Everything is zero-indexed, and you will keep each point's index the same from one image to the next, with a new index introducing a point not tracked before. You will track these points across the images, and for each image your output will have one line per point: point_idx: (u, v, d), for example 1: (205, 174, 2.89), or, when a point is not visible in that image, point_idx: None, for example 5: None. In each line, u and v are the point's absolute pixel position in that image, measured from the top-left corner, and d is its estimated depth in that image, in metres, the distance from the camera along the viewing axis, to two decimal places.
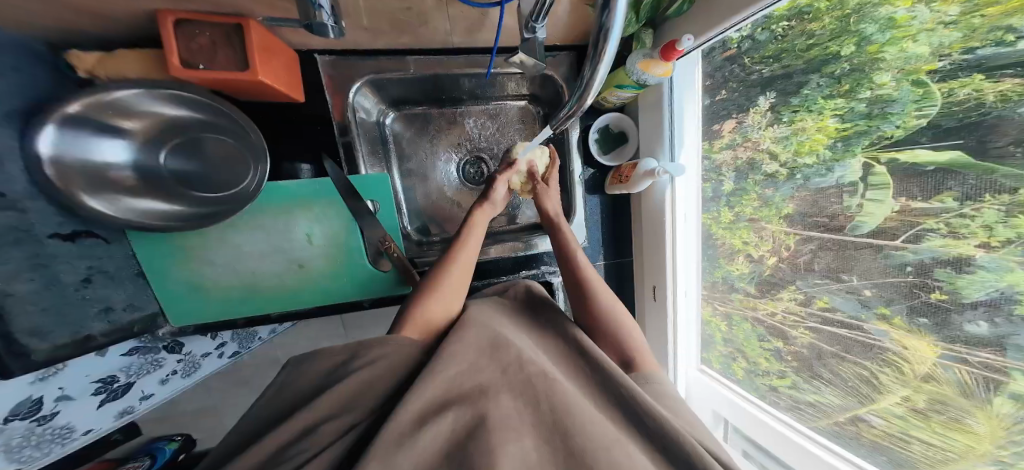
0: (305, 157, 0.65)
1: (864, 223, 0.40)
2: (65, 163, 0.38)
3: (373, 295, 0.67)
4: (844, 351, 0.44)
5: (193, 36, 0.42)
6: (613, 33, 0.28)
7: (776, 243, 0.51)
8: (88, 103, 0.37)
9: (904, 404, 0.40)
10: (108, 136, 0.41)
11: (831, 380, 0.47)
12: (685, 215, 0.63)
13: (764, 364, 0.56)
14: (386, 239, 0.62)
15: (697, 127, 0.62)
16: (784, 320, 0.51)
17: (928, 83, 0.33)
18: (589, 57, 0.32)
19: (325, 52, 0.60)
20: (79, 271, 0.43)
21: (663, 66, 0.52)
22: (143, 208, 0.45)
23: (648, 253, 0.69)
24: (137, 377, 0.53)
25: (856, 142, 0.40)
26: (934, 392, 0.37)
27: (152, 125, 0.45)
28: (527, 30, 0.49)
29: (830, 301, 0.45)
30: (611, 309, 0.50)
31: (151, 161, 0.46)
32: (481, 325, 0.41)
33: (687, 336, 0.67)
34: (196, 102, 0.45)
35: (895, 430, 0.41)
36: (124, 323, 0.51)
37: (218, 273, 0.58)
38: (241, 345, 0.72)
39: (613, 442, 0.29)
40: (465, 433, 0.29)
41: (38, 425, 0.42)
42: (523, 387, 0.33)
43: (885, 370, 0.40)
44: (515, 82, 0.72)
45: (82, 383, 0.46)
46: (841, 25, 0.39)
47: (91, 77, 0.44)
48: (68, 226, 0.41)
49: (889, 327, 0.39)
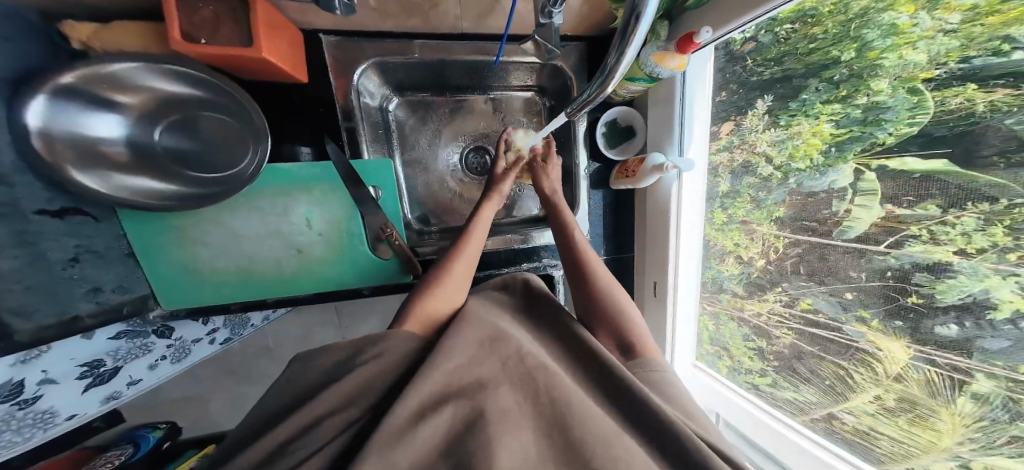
0: (305, 139, 0.65)
1: (852, 227, 0.40)
2: (52, 134, 0.37)
3: (372, 283, 0.68)
4: (823, 351, 0.46)
5: (195, 9, 0.44)
6: (647, 15, 0.28)
7: (765, 246, 0.52)
8: (82, 75, 0.38)
9: (876, 403, 0.41)
10: (103, 110, 0.42)
11: (809, 379, 0.48)
12: (692, 214, 0.62)
13: (747, 362, 0.57)
14: (386, 226, 0.64)
15: (707, 123, 0.60)
16: (769, 321, 0.53)
17: (923, 91, 0.33)
18: (616, 42, 0.32)
19: (330, 32, 0.59)
20: (66, 250, 0.43)
21: (678, 58, 0.51)
22: (134, 186, 0.45)
23: (649, 250, 0.69)
24: (125, 362, 0.54)
25: (848, 148, 0.40)
26: (903, 392, 0.38)
27: (147, 101, 0.46)
28: (544, 15, 0.52)
29: (812, 303, 0.46)
30: (611, 300, 0.51)
31: (145, 137, 0.46)
32: (480, 319, 0.42)
33: (687, 332, 0.66)
34: (195, 79, 0.46)
35: (864, 426, 0.43)
36: (113, 305, 0.51)
37: (215, 256, 0.59)
38: (233, 332, 0.73)
39: (613, 436, 0.30)
40: (465, 426, 0.30)
41: (19, 408, 0.41)
42: (523, 382, 0.34)
43: (860, 369, 0.42)
44: (523, 72, 0.71)
45: (66, 367, 0.45)
46: (843, 30, 0.39)
47: (86, 48, 0.44)
48: (56, 203, 0.41)
49: (866, 329, 0.40)
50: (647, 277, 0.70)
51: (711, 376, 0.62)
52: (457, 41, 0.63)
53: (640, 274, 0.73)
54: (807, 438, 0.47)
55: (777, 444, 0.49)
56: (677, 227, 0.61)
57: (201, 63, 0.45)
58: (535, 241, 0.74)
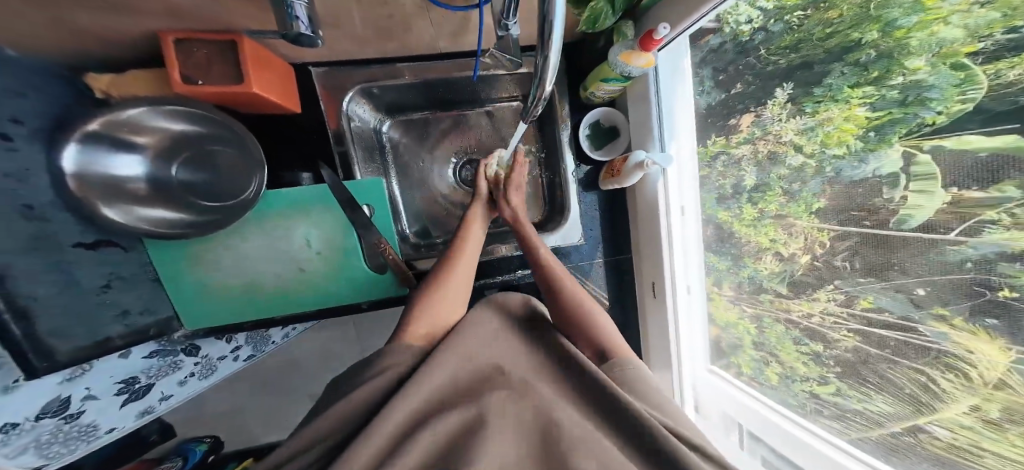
0: (303, 166, 0.65)
1: (911, 217, 0.36)
2: (85, 176, 0.39)
3: (373, 298, 0.65)
4: (894, 355, 0.41)
5: (190, 53, 0.42)
6: (557, 27, 0.27)
7: (809, 241, 0.48)
8: (105, 122, 0.39)
9: (974, 414, 0.34)
10: (125, 151, 0.43)
11: (881, 387, 0.43)
12: (682, 209, 0.68)
13: (802, 369, 0.53)
14: (381, 240, 0.61)
15: (690, 123, 0.66)
16: (823, 322, 0.48)
17: (970, 65, 0.30)
18: (540, 46, 0.30)
19: (319, 64, 0.59)
20: (99, 276, 0.44)
21: (644, 57, 0.52)
22: (152, 216, 0.46)
23: (642, 242, 0.73)
24: (157, 379, 0.55)
25: (889, 131, 0.38)
26: (1009, 401, 0.31)
27: (161, 140, 0.47)
28: (500, 30, 0.44)
29: (875, 302, 0.41)
30: (589, 313, 0.50)
31: (165, 172, 0.48)
32: (467, 336, 0.41)
33: (691, 334, 0.69)
34: (198, 115, 0.45)
35: (964, 442, 0.36)
36: (141, 327, 0.51)
37: (226, 275, 0.59)
38: (256, 348, 0.72)
39: (588, 435, 0.32)
40: (451, 439, 0.31)
41: (65, 423, 0.43)
42: (508, 391, 0.36)
43: (950, 377, 0.36)
44: (507, 84, 0.69)
45: (106, 384, 0.47)
46: (862, 13, 0.37)
47: (107, 96, 0.46)
48: (89, 235, 0.42)
49: (949, 329, 0.35)
50: (647, 278, 0.74)
51: (722, 379, 0.66)
52: (434, 61, 0.62)
53: (640, 273, 0.77)
54: (839, 448, 0.46)
55: (816, 462, 0.47)
56: (670, 237, 0.66)
57: (206, 104, 0.45)
58: None
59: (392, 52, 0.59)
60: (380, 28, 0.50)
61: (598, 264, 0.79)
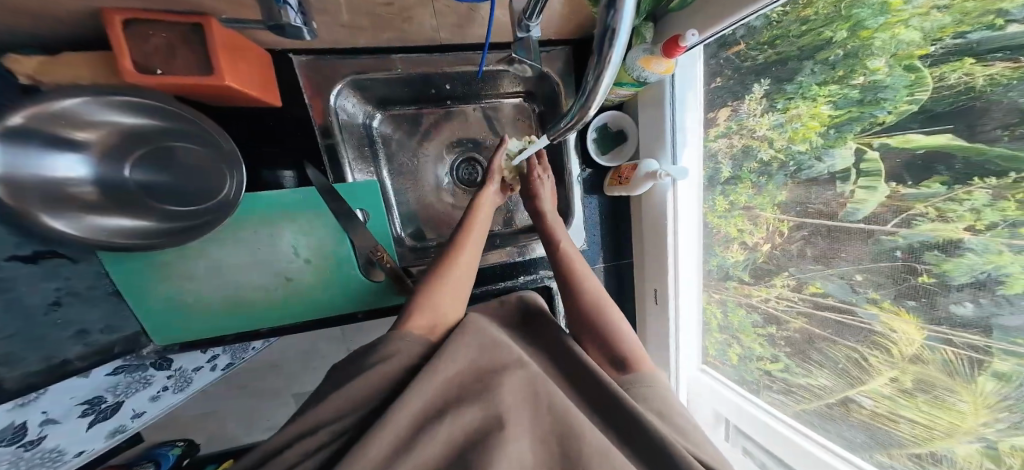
0: (285, 164, 0.63)
1: (858, 209, 0.40)
2: (16, 181, 0.35)
3: (365, 305, 0.67)
4: (834, 335, 0.45)
5: (145, 39, 0.39)
6: (620, 35, 0.25)
7: (770, 231, 0.51)
8: (34, 114, 0.36)
9: (893, 385, 0.40)
10: (65, 151, 0.41)
11: (821, 362, 0.48)
12: (686, 209, 0.63)
13: (758, 349, 0.57)
14: (376, 248, 0.63)
15: (698, 113, 0.60)
16: (777, 306, 0.52)
17: (920, 67, 0.32)
18: (592, 65, 0.29)
19: (301, 52, 0.57)
20: (47, 294, 0.42)
21: (664, 62, 0.51)
22: (109, 226, 0.44)
23: (648, 255, 0.71)
24: (126, 396, 0.54)
25: (848, 129, 0.40)
26: (922, 373, 0.37)
27: (109, 136, 0.45)
28: (521, 29, 0.46)
29: (822, 287, 0.45)
30: (609, 317, 0.50)
31: (114, 175, 0.46)
32: (482, 328, 0.43)
33: (688, 337, 0.68)
34: (147, 106, 0.43)
35: (884, 410, 0.41)
36: (103, 345, 0.51)
37: (201, 287, 0.58)
38: (233, 356, 0.74)
39: (609, 448, 0.31)
40: (470, 431, 0.32)
41: (25, 450, 0.42)
42: (522, 388, 0.36)
43: (875, 353, 0.41)
44: (510, 80, 0.70)
45: (68, 406, 0.46)
46: (834, 11, 0.38)
47: (35, 82, 0.41)
48: (28, 246, 0.39)
49: (879, 311, 0.39)
50: (647, 284, 0.72)
51: (714, 378, 0.65)
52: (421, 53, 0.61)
53: (641, 279, 0.75)
54: (800, 432, 0.51)
55: (802, 463, 0.48)
56: (675, 251, 0.64)
57: (167, 94, 0.43)
58: (532, 253, 0.74)
59: (386, 43, 0.57)
60: (377, 18, 0.49)
61: (597, 269, 0.79)
